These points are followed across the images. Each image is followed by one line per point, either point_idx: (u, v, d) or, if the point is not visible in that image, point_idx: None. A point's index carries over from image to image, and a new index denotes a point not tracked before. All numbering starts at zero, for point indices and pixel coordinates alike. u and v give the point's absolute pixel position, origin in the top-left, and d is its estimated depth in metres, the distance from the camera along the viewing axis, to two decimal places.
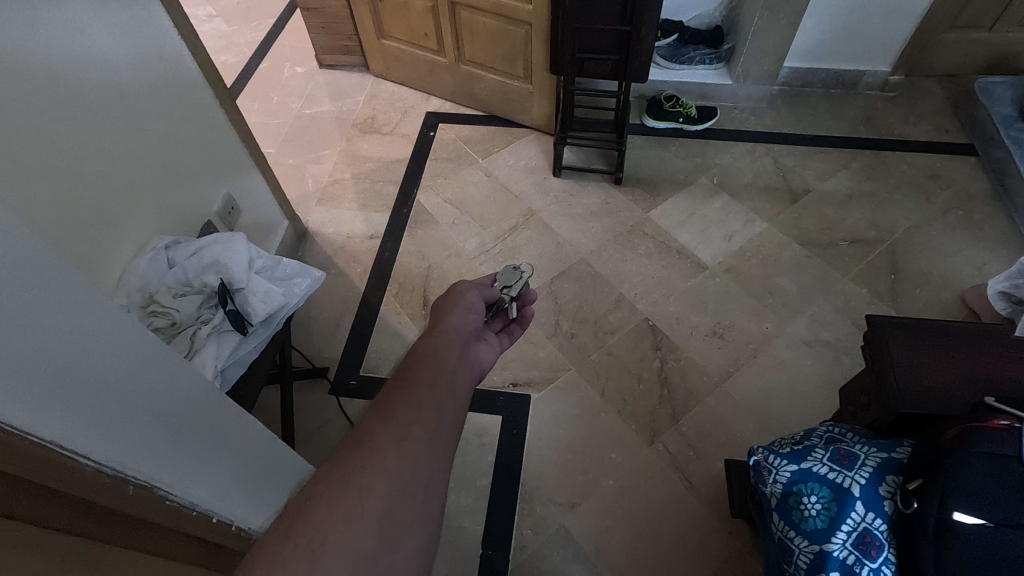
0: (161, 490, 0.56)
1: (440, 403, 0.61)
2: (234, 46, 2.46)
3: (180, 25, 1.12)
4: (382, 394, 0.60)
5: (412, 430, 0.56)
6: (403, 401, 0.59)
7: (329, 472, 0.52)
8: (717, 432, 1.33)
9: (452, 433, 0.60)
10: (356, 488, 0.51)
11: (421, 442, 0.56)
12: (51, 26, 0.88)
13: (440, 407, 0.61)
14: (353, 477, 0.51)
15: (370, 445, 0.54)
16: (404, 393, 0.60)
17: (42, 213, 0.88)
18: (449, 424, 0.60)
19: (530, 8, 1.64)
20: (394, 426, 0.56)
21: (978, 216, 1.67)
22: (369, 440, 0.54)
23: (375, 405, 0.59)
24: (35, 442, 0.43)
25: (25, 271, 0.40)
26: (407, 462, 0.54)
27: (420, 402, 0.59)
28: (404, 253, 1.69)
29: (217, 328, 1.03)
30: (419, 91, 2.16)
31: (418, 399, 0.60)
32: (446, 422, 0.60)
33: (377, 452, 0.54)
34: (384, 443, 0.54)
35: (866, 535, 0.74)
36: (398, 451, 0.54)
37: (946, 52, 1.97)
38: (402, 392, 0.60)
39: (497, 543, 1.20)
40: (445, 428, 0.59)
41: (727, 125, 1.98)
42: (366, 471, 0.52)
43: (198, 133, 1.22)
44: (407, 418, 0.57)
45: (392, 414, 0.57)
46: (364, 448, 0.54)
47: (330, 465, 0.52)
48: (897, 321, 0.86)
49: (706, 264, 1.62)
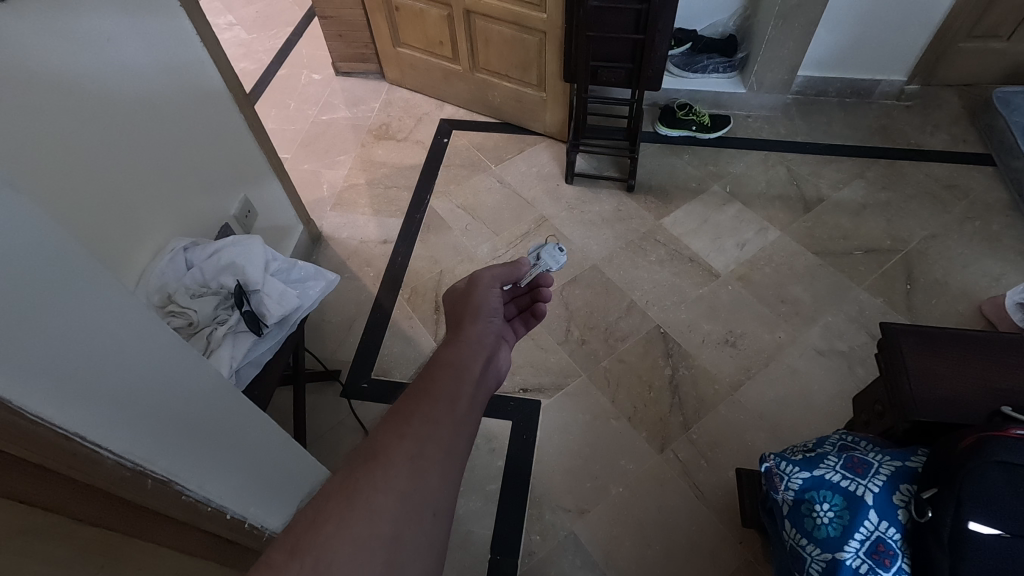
0: (178, 485, 0.57)
1: (455, 415, 0.62)
2: (252, 53, 2.51)
3: (202, 31, 1.15)
4: (398, 405, 0.61)
5: (426, 446, 0.57)
6: (420, 414, 0.59)
7: (341, 487, 0.52)
8: (729, 441, 1.32)
9: (464, 448, 0.61)
10: (365, 506, 0.51)
11: (433, 458, 0.57)
12: (82, 36, 0.91)
13: (455, 422, 0.61)
14: (363, 495, 0.52)
15: (382, 460, 0.55)
16: (422, 406, 0.60)
17: (65, 214, 0.91)
18: (462, 442, 0.61)
19: (544, 17, 1.65)
20: (408, 441, 0.57)
21: (996, 226, 1.64)
22: (381, 455, 0.55)
23: (390, 415, 0.60)
24: (62, 433, 0.44)
25: (36, 255, 0.40)
26: (418, 479, 0.55)
27: (435, 416, 0.60)
28: (417, 258, 1.70)
29: (233, 329, 1.04)
30: (432, 98, 2.19)
31: (434, 413, 0.60)
32: (459, 438, 0.60)
33: (389, 468, 0.54)
34: (395, 460, 0.55)
35: (879, 544, 0.73)
36: (409, 467, 0.55)
37: (963, 62, 1.96)
38: (418, 404, 0.61)
39: (506, 549, 1.20)
40: (457, 443, 0.60)
41: (741, 133, 1.97)
42: (376, 488, 0.53)
43: (220, 138, 1.25)
44: (421, 433, 0.58)
45: (408, 427, 0.58)
46: (376, 463, 0.54)
47: (341, 478, 0.53)
48: (913, 330, 0.85)
49: (719, 272, 1.61)
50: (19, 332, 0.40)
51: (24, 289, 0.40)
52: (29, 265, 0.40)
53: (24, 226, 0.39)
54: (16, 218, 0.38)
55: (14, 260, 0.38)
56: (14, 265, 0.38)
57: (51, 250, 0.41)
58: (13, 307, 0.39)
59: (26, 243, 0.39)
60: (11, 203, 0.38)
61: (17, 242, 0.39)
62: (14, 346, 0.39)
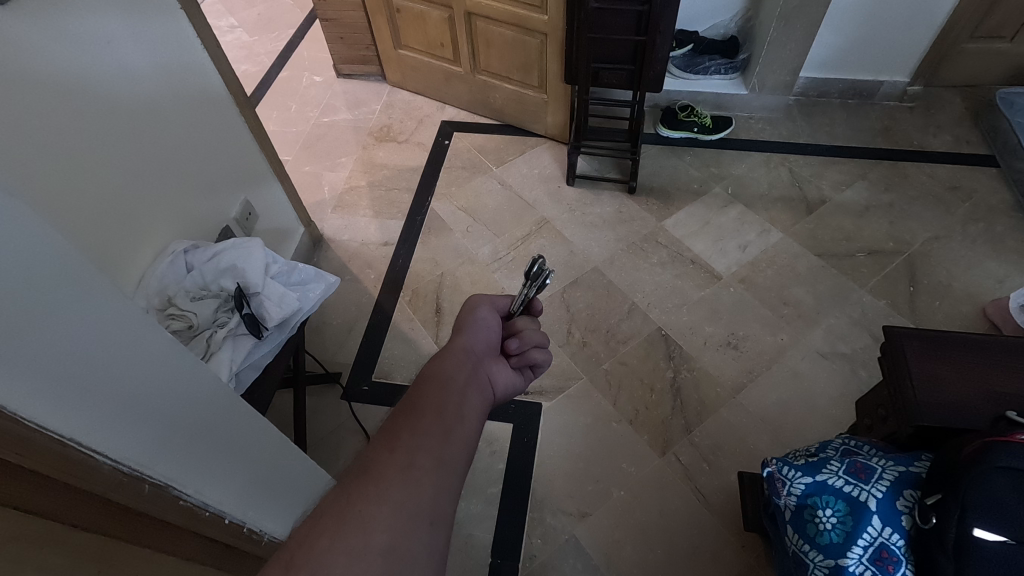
0: (176, 489, 0.57)
1: (445, 427, 0.61)
2: (254, 55, 2.52)
3: (203, 33, 1.15)
4: (387, 422, 0.60)
5: (417, 457, 0.56)
6: (409, 427, 0.59)
7: (334, 503, 0.52)
8: (730, 444, 1.31)
9: (460, 457, 0.60)
10: (359, 520, 0.51)
11: (427, 468, 0.56)
12: (81, 38, 0.91)
13: (447, 432, 0.60)
14: (356, 508, 0.51)
15: (373, 473, 0.54)
16: (411, 420, 0.60)
17: (64, 216, 0.90)
18: (456, 450, 0.60)
19: (545, 19, 1.65)
20: (399, 454, 0.56)
21: (1000, 228, 1.63)
22: (373, 469, 0.55)
23: (381, 433, 0.59)
24: (57, 438, 0.43)
25: (36, 260, 0.40)
26: (412, 490, 0.54)
27: (426, 429, 0.59)
28: (418, 260, 1.70)
29: (233, 332, 1.03)
30: (434, 100, 2.19)
31: (424, 426, 0.60)
32: (453, 448, 0.60)
33: (382, 482, 0.54)
34: (386, 473, 0.54)
35: (883, 551, 0.72)
36: (402, 480, 0.54)
37: (966, 63, 1.95)
38: (407, 419, 0.60)
39: (507, 552, 1.19)
40: (453, 455, 0.59)
41: (743, 134, 1.97)
42: (370, 502, 0.52)
43: (220, 141, 1.25)
44: (412, 445, 0.57)
45: (398, 441, 0.57)
46: (368, 477, 0.54)
47: (333, 494, 0.53)
48: (915, 334, 0.84)
49: (720, 274, 1.61)
50: (19, 337, 0.39)
51: (22, 293, 0.39)
52: (28, 272, 0.39)
53: (23, 234, 0.38)
54: (13, 225, 0.38)
55: (15, 268, 0.38)
56: (15, 273, 0.38)
57: (49, 256, 0.40)
58: (12, 315, 0.39)
59: (23, 247, 0.39)
60: (7, 209, 0.37)
61: (17, 246, 0.38)
62: (13, 354, 0.39)
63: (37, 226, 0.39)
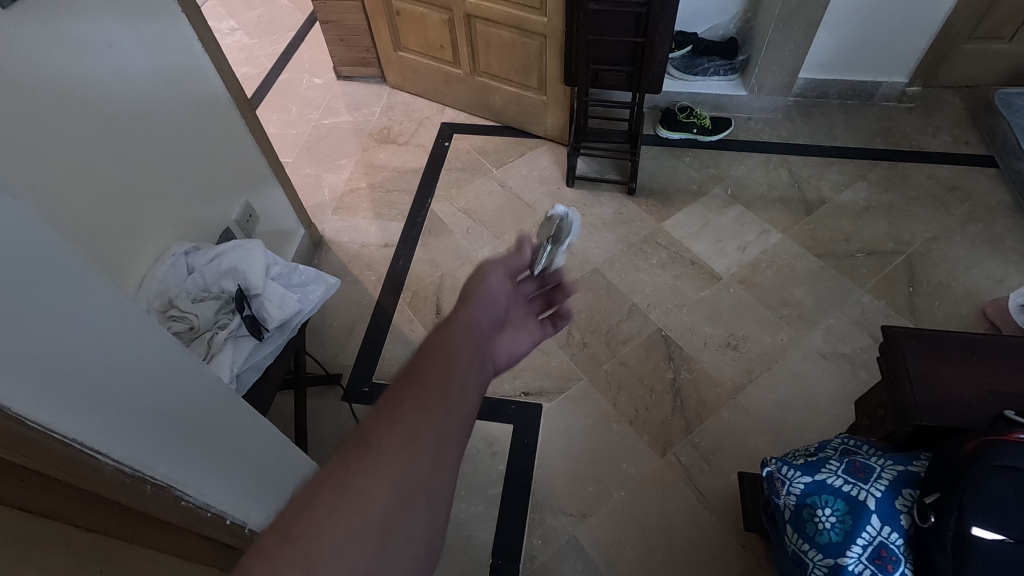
0: (177, 490, 0.57)
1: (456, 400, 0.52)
2: (255, 58, 2.52)
3: (203, 36, 1.16)
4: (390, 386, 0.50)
5: (424, 429, 0.47)
6: (415, 395, 0.49)
7: (331, 469, 0.43)
8: (731, 444, 1.31)
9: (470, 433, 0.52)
10: (358, 490, 0.43)
11: (436, 442, 0.48)
12: (82, 41, 0.91)
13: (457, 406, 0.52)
14: (355, 477, 0.43)
15: (374, 443, 0.45)
16: (418, 385, 0.50)
17: (66, 218, 0.91)
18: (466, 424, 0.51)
19: (544, 21, 1.66)
20: (404, 422, 0.47)
21: (999, 228, 1.64)
22: (374, 437, 0.46)
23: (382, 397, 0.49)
24: (60, 440, 0.44)
25: (38, 261, 0.40)
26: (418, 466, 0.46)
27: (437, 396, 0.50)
28: (418, 262, 1.70)
29: (234, 333, 1.04)
30: (434, 101, 2.19)
31: (434, 392, 0.51)
32: (462, 422, 0.51)
33: (383, 452, 0.45)
34: (388, 443, 0.46)
35: (882, 550, 0.72)
36: (406, 452, 0.46)
37: (965, 63, 1.95)
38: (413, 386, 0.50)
39: (508, 553, 1.19)
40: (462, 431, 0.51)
41: (742, 135, 1.97)
42: (370, 472, 0.44)
43: (221, 144, 1.26)
44: (420, 414, 0.48)
45: (402, 409, 0.48)
46: (368, 445, 0.45)
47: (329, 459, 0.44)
48: (913, 334, 0.85)
49: (719, 274, 1.61)
50: (20, 339, 0.40)
51: (23, 296, 0.39)
52: (29, 273, 0.39)
53: (24, 234, 0.39)
54: (14, 226, 0.38)
55: (16, 270, 0.38)
56: (14, 273, 0.38)
57: (50, 258, 0.41)
58: (12, 320, 0.39)
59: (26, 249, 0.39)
60: (11, 210, 0.37)
61: (19, 248, 0.38)
62: (14, 356, 0.39)
63: (39, 227, 0.39)
